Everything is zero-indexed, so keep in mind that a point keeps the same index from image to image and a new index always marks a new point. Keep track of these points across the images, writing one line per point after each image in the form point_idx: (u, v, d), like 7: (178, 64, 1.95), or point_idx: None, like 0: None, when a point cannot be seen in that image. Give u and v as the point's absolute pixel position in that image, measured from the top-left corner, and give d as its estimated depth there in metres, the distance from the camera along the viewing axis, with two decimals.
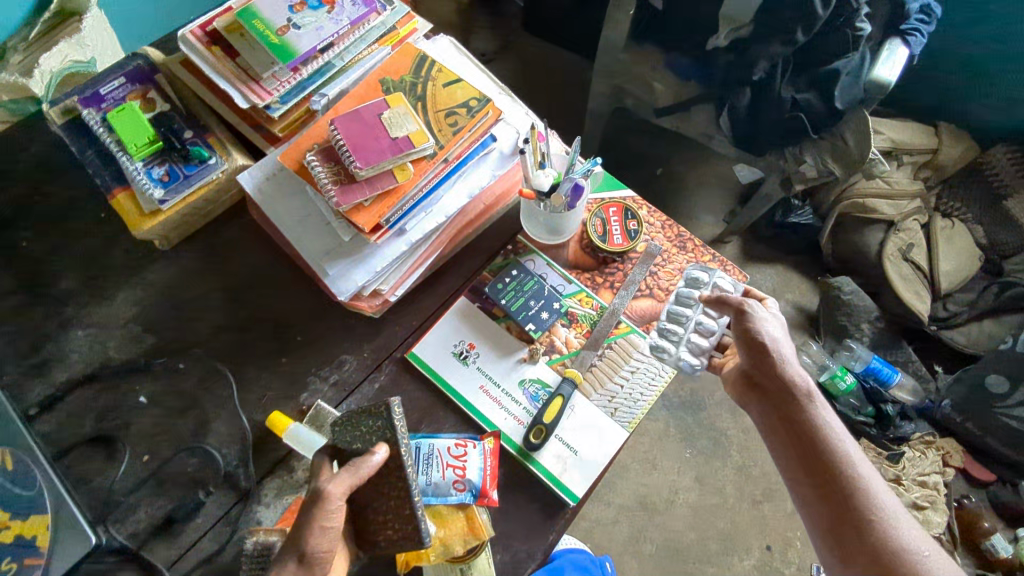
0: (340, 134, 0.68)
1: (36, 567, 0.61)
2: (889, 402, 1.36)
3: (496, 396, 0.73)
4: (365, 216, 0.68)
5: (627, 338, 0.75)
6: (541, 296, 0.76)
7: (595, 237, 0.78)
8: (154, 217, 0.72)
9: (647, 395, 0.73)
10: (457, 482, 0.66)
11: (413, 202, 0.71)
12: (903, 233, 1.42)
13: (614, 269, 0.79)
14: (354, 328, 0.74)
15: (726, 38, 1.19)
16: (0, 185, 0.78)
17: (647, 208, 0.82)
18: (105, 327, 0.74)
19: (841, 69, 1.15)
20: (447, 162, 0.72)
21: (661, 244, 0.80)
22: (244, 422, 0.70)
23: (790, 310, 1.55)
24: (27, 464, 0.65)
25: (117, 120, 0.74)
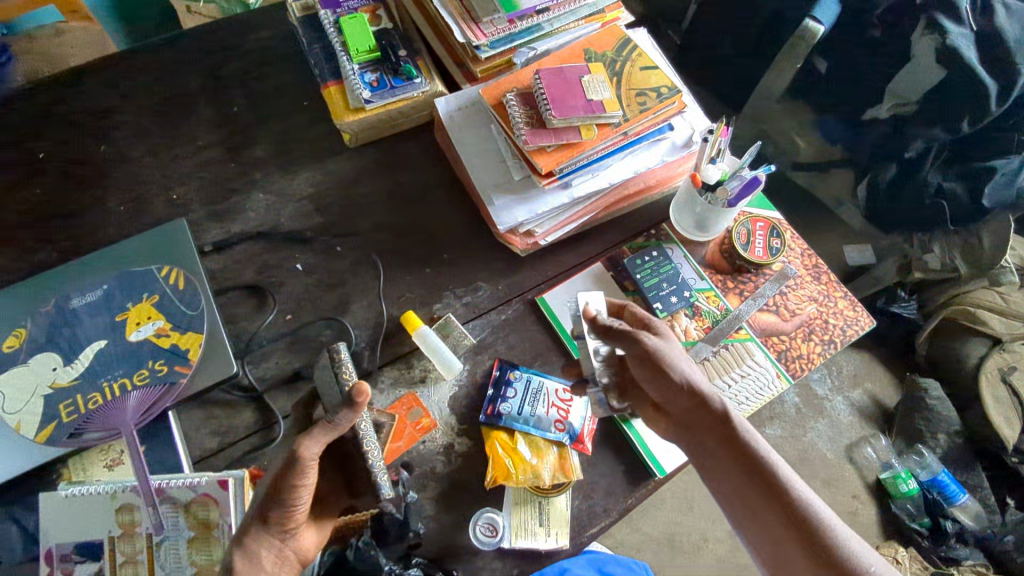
0: (543, 83, 0.75)
1: (185, 374, 0.68)
2: (949, 518, 1.27)
3: None
4: (545, 159, 0.74)
5: (744, 344, 0.77)
6: (673, 282, 0.79)
7: (737, 243, 0.81)
8: (358, 114, 0.80)
9: (751, 401, 0.75)
10: (558, 422, 0.71)
11: (586, 161, 0.77)
12: (1008, 353, 1.30)
13: (746, 278, 0.81)
14: (497, 261, 0.80)
15: (887, 111, 1.18)
16: (231, 57, 0.89)
17: (791, 234, 0.85)
18: (281, 197, 0.82)
19: (998, 169, 1.17)
20: (625, 135, 0.77)
21: (797, 269, 0.83)
22: (381, 311, 0.76)
23: (865, 400, 1.44)
24: (197, 288, 0.73)
25: (347, 24, 0.83)
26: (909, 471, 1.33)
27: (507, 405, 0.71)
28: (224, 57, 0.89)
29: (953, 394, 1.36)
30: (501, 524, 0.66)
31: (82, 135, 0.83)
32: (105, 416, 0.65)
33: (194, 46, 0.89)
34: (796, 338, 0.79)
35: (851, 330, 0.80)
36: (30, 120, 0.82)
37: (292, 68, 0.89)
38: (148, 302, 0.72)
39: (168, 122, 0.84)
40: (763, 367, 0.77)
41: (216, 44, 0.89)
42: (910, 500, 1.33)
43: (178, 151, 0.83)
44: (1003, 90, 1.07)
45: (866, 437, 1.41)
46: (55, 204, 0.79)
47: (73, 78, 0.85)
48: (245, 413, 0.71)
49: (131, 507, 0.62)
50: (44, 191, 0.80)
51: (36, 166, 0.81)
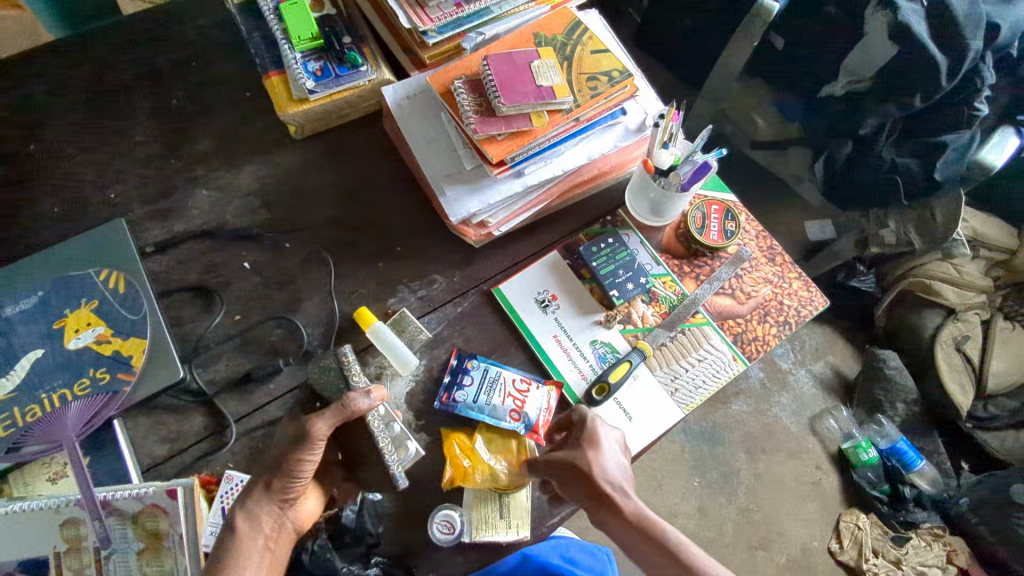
0: (491, 70, 0.73)
1: (128, 381, 0.66)
2: (907, 484, 1.31)
3: (566, 347, 0.75)
4: (495, 148, 0.73)
5: (700, 328, 0.78)
6: (630, 268, 0.79)
7: (692, 228, 0.81)
8: (302, 104, 0.77)
9: (708, 385, 0.75)
10: (513, 412, 0.70)
11: (538, 149, 0.75)
12: (962, 323, 1.33)
13: (702, 262, 0.82)
14: (453, 253, 0.79)
15: (841, 87, 1.18)
16: (168, 47, 0.85)
17: (746, 216, 0.85)
18: (226, 192, 0.79)
19: (949, 144, 1.21)
20: (577, 121, 0.76)
21: (752, 251, 0.83)
22: (334, 308, 0.75)
23: (827, 372, 1.47)
24: (138, 291, 0.70)
25: (287, 10, 0.80)
26: (869, 441, 1.34)
27: (463, 393, 0.70)
28: (159, 46, 0.85)
29: (912, 364, 1.38)
30: (458, 520, 0.66)
31: (9, 135, 0.79)
32: (44, 429, 0.63)
33: (127, 36, 0.85)
34: (751, 320, 0.79)
35: (806, 310, 0.81)
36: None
37: (231, 57, 0.85)
38: (86, 308, 0.69)
39: (102, 118, 0.81)
40: (720, 351, 0.77)
41: (149, 33, 0.85)
42: (870, 469, 1.35)
43: (113, 148, 0.79)
44: (953, 66, 1.08)
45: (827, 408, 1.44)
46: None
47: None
48: (195, 418, 0.69)
49: (76, 522, 0.60)
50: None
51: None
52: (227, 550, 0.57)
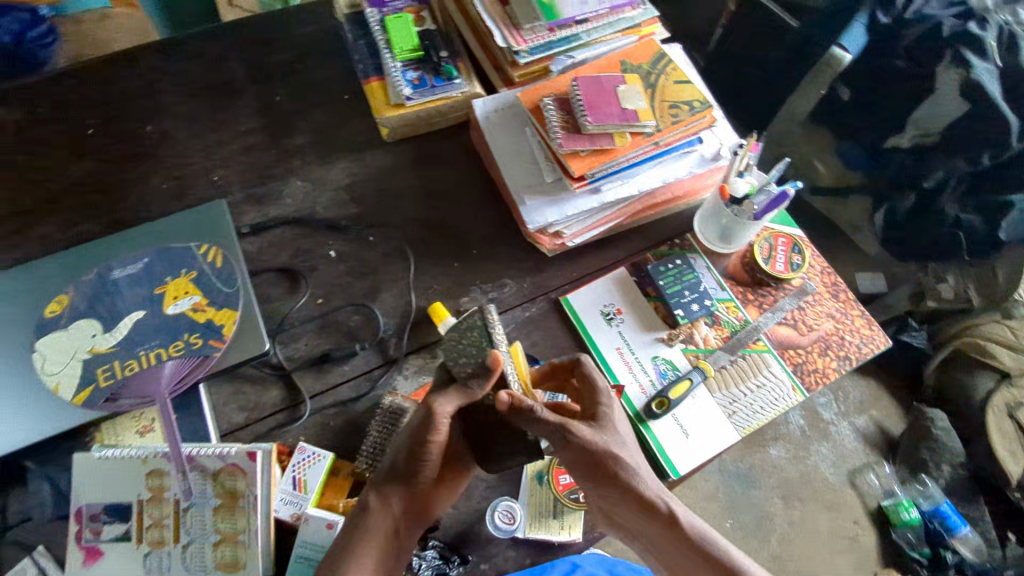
0: (580, 91, 0.78)
1: (218, 348, 0.70)
2: (950, 548, 1.22)
3: (628, 360, 0.77)
4: (578, 163, 0.76)
5: (760, 355, 0.79)
6: (695, 290, 0.81)
7: (760, 257, 0.84)
8: (398, 109, 0.83)
9: (766, 410, 0.76)
10: None
11: (617, 168, 0.79)
12: (1017, 388, 1.26)
13: (766, 291, 0.83)
14: (525, 260, 0.82)
15: (909, 140, 1.21)
16: (277, 49, 0.92)
17: (812, 251, 0.87)
18: (318, 185, 0.84)
19: (1016, 204, 1.20)
20: (656, 145, 0.79)
21: (816, 286, 0.85)
22: (409, 301, 0.78)
23: (871, 427, 1.43)
24: (234, 267, 0.75)
25: (391, 22, 0.86)
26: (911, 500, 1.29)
27: None
28: (266, 47, 0.91)
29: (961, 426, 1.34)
30: (518, 512, 0.68)
31: (129, 117, 0.85)
32: (139, 384, 0.67)
33: (240, 37, 0.92)
34: (811, 352, 0.80)
35: (867, 347, 0.82)
36: (82, 100, 0.86)
37: (331, 63, 0.92)
38: (185, 278, 0.74)
39: (212, 109, 0.87)
40: (779, 379, 0.78)
41: (262, 36, 0.92)
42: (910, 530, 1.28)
43: (220, 136, 0.86)
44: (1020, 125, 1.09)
45: (868, 463, 1.40)
46: (100, 180, 0.82)
47: (123, 61, 0.88)
48: (273, 391, 0.73)
49: (160, 473, 0.64)
50: (88, 169, 0.82)
51: (84, 144, 0.83)
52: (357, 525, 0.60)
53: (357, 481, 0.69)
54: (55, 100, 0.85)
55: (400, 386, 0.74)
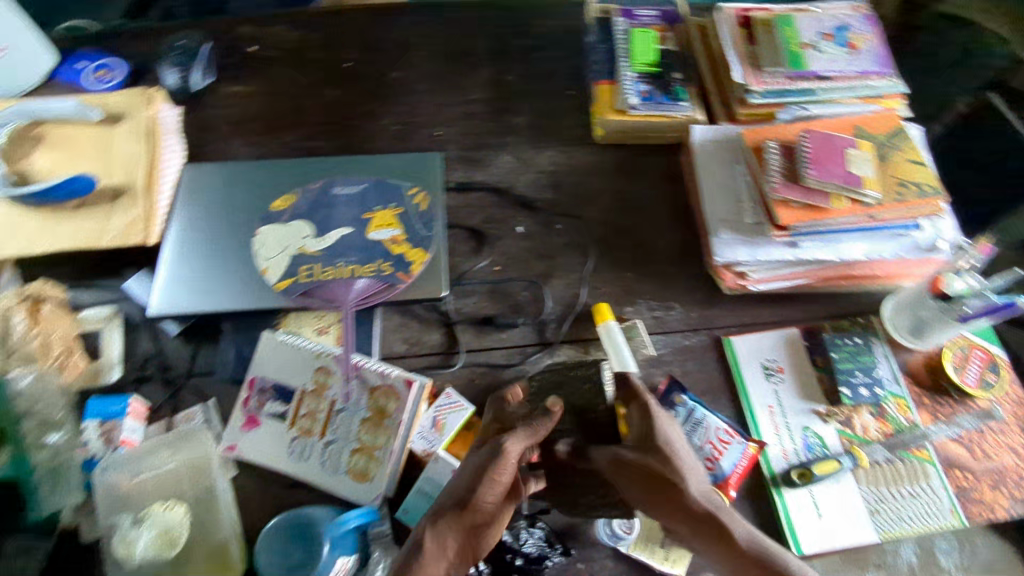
0: (808, 145, 0.77)
1: (403, 281, 0.76)
2: None
3: (777, 421, 0.75)
4: (785, 211, 0.74)
5: (922, 464, 0.73)
6: (868, 374, 0.76)
7: (950, 363, 0.77)
8: (620, 115, 0.86)
9: (914, 522, 0.70)
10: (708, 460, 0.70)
11: (823, 228, 0.76)
12: None
13: (946, 401, 0.76)
14: (699, 290, 0.81)
15: None
16: (522, 34, 0.98)
17: (1012, 376, 0.79)
18: (523, 164, 0.89)
19: None
20: (872, 218, 0.76)
21: (1006, 414, 0.76)
22: (578, 294, 0.80)
23: None
24: (434, 213, 0.81)
25: (637, 35, 0.90)
26: None
27: None
28: (510, 31, 0.98)
29: None
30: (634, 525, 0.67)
31: (381, 61, 0.95)
32: (331, 290, 0.74)
33: (493, 15, 0.99)
34: (981, 480, 0.73)
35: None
36: (346, 38, 0.96)
37: (563, 59, 0.96)
38: (392, 211, 0.80)
39: (450, 73, 0.95)
40: (937, 496, 0.71)
41: (512, 19, 0.99)
42: None
43: (451, 98, 0.93)
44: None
45: None
46: (343, 109, 0.91)
47: (388, 14, 0.98)
48: (433, 335, 0.77)
49: (327, 371, 0.70)
50: (336, 97, 0.92)
51: (338, 75, 0.94)
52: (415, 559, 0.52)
53: None
54: (325, 33, 0.96)
55: (547, 369, 0.76)
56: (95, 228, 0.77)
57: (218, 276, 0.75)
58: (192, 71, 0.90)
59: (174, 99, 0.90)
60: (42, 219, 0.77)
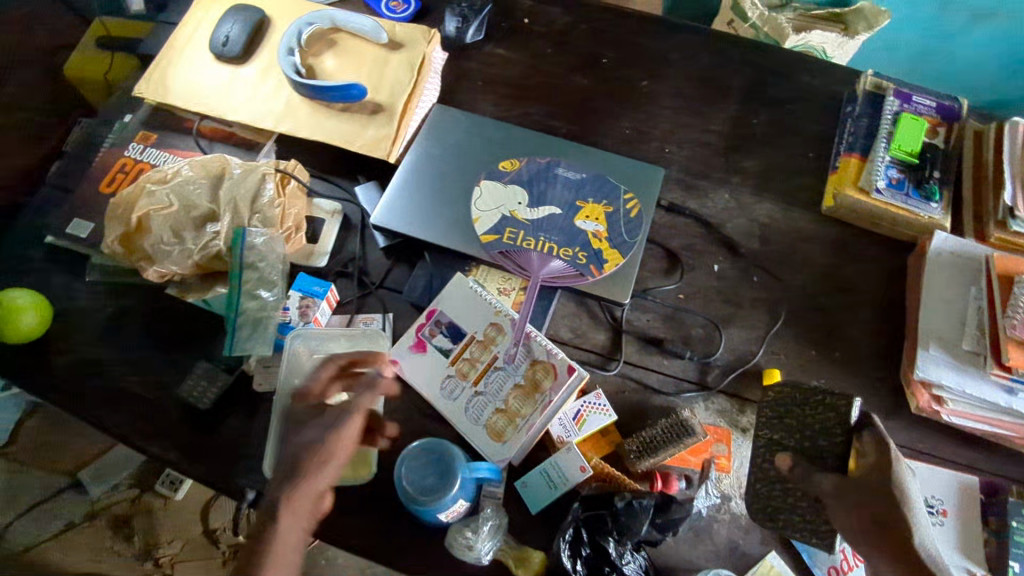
0: None
1: (592, 275, 0.77)
2: None
3: None
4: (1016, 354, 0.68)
5: None
6: None
7: None
8: (859, 194, 0.81)
9: None
10: (833, 569, 0.68)
11: None
12: None
13: None
14: (883, 397, 0.76)
15: None
16: (780, 84, 0.96)
17: None
18: (740, 208, 0.87)
19: None
20: None
21: None
22: (753, 352, 0.78)
23: None
24: (642, 224, 0.82)
25: (905, 120, 0.84)
26: None
27: None
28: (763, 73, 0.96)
29: None
30: None
31: (635, 67, 0.97)
32: (526, 259, 0.78)
33: (757, 57, 0.98)
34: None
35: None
36: (609, 35, 1.00)
37: (808, 118, 0.94)
38: (603, 208, 0.82)
39: (695, 98, 0.95)
40: None
41: (774, 67, 0.97)
42: None
43: (690, 122, 0.93)
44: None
45: None
46: (584, 99, 0.95)
47: (654, 26, 1.01)
48: (599, 335, 0.79)
49: (499, 329, 0.74)
50: (582, 86, 0.96)
51: (590, 67, 0.97)
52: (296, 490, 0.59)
53: (615, 454, 0.72)
54: (591, 25, 1.01)
55: (698, 412, 0.74)
56: (350, 132, 0.86)
57: (434, 209, 0.81)
58: (470, 24, 0.98)
59: (444, 44, 0.98)
60: (312, 110, 0.87)
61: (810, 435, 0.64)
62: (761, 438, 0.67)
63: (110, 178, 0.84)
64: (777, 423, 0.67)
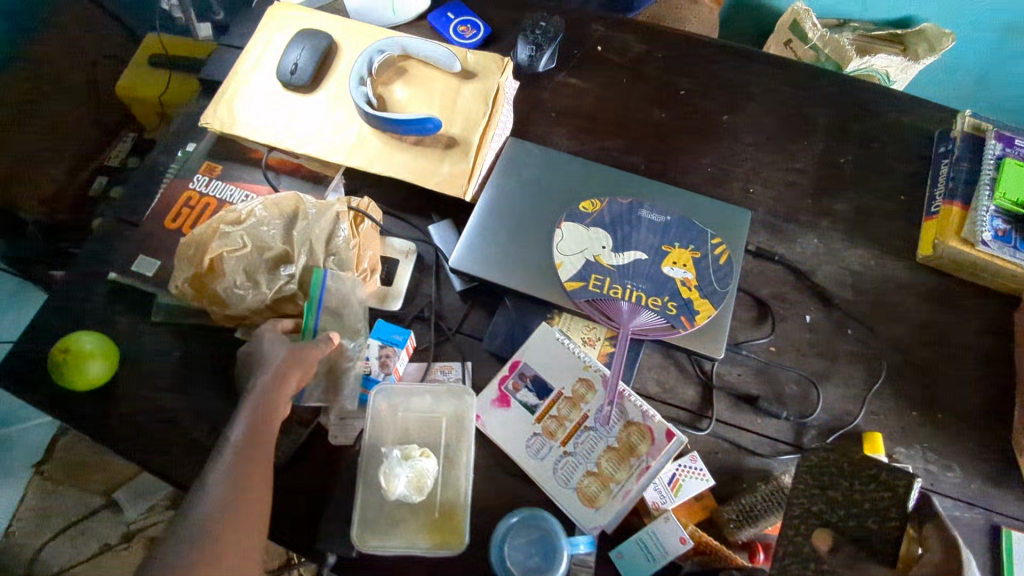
0: None
1: (684, 327, 0.74)
2: None
3: None
4: None
5: None
6: None
7: None
8: (962, 246, 0.77)
9: None
10: None
11: None
12: None
13: None
14: (990, 463, 0.72)
15: None
16: (868, 119, 0.92)
17: None
18: (831, 253, 0.83)
19: None
20: None
21: None
22: (851, 411, 0.74)
23: None
24: (732, 271, 0.77)
25: (1009, 168, 0.78)
26: None
27: None
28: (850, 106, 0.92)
29: None
30: None
31: (714, 99, 0.93)
32: (616, 309, 0.75)
33: (841, 90, 0.94)
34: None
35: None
36: (687, 65, 0.96)
37: (900, 158, 0.89)
38: (690, 252, 0.78)
39: (781, 134, 0.91)
40: None
41: (860, 100, 0.93)
42: None
43: (774, 158, 0.89)
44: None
45: None
46: (664, 133, 0.91)
47: (732, 55, 0.96)
48: (689, 390, 0.75)
49: (589, 385, 0.70)
50: (661, 120, 0.92)
51: (670, 99, 0.93)
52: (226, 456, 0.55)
53: (710, 519, 0.69)
54: (668, 54, 0.96)
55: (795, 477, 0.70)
56: (427, 168, 0.82)
57: (514, 252, 0.78)
58: (544, 53, 0.93)
59: (515, 72, 0.94)
60: (383, 142, 0.83)
61: (858, 512, 0.44)
62: (794, 508, 0.47)
63: (175, 213, 0.80)
64: (815, 492, 0.47)
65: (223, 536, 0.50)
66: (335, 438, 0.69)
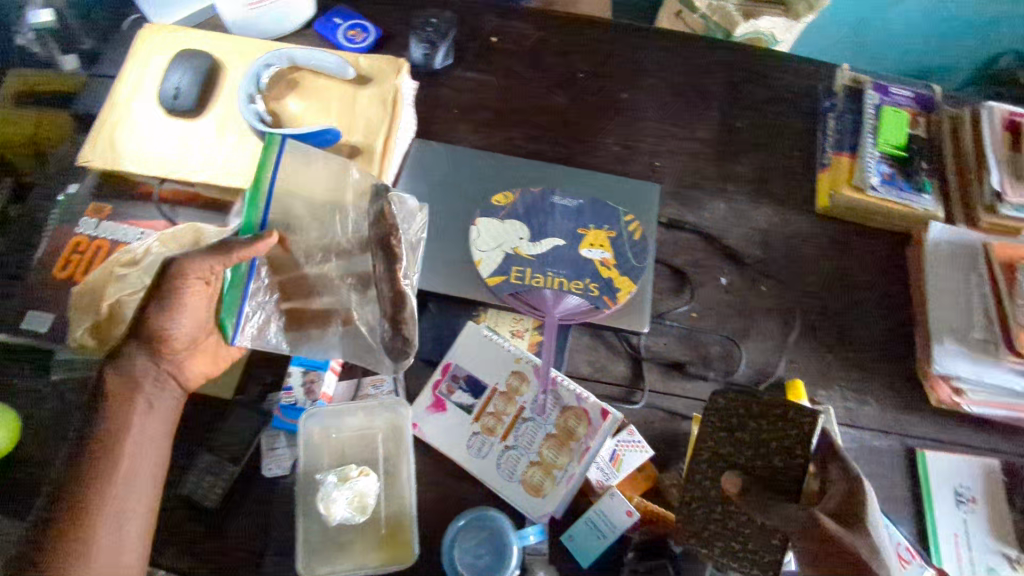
0: None
1: (608, 306, 0.75)
2: None
3: (962, 553, 0.69)
4: None
5: None
6: None
7: None
8: (854, 193, 0.82)
9: None
10: None
11: None
12: None
13: None
14: (901, 391, 0.77)
15: None
16: (758, 81, 0.96)
17: None
18: (738, 214, 0.86)
19: None
20: None
21: None
22: (772, 363, 0.77)
23: None
24: (648, 245, 0.79)
25: (888, 115, 0.86)
26: None
27: None
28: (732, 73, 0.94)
29: None
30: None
31: (611, 78, 0.95)
32: (540, 298, 0.75)
33: (729, 56, 0.97)
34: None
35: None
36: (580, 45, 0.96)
37: (788, 114, 0.93)
38: (606, 233, 0.80)
39: (677, 105, 0.93)
40: None
41: (748, 63, 0.97)
42: None
43: (675, 131, 0.92)
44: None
45: None
46: (566, 117, 0.92)
47: (623, 32, 0.98)
48: (620, 366, 0.76)
49: (522, 377, 0.71)
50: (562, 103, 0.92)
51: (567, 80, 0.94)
52: (100, 418, 0.60)
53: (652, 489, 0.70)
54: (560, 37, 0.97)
55: None
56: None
57: (432, 253, 0.77)
58: (439, 49, 0.92)
59: (412, 72, 0.93)
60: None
61: (764, 452, 0.59)
62: (709, 446, 0.62)
63: (63, 262, 0.76)
64: (727, 437, 0.61)
65: (93, 523, 0.56)
66: (271, 472, 0.67)
